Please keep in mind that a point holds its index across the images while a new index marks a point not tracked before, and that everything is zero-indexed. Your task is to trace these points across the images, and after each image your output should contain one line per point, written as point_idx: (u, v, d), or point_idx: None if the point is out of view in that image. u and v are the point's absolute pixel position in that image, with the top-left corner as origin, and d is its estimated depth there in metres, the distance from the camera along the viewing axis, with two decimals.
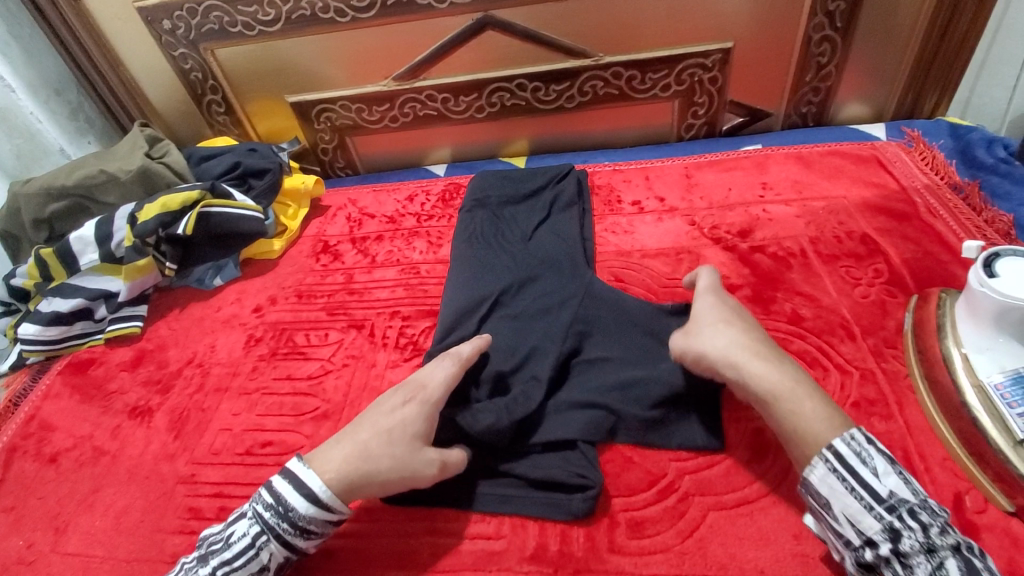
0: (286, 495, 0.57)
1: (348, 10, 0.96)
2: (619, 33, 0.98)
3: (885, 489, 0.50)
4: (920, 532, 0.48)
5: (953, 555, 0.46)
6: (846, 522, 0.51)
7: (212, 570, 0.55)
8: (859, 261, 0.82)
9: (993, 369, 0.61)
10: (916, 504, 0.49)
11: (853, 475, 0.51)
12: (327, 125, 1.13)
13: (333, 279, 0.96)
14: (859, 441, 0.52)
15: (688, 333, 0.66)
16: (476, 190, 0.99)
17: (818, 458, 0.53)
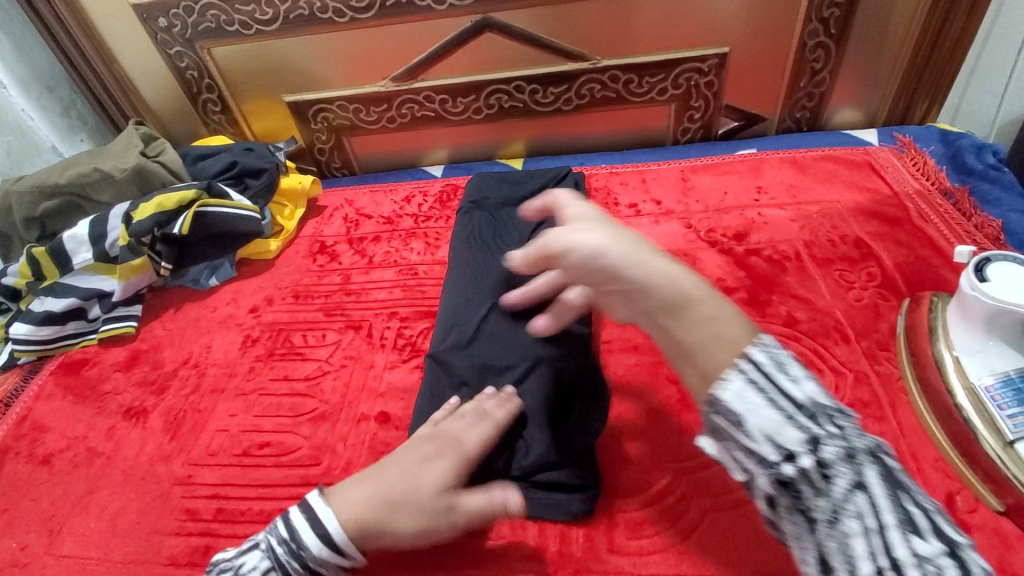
0: (302, 532, 0.55)
1: (347, 11, 0.96)
2: (616, 36, 0.98)
3: (803, 396, 0.44)
4: (840, 438, 0.43)
5: (873, 464, 0.43)
6: (764, 440, 0.44)
7: None
8: (853, 264, 0.83)
9: (984, 371, 0.63)
10: (831, 408, 0.45)
11: (771, 385, 0.45)
12: (324, 125, 1.12)
13: (330, 280, 0.96)
14: (773, 347, 0.47)
15: (572, 228, 0.56)
16: (475, 190, 0.99)
17: (737, 370, 0.46)
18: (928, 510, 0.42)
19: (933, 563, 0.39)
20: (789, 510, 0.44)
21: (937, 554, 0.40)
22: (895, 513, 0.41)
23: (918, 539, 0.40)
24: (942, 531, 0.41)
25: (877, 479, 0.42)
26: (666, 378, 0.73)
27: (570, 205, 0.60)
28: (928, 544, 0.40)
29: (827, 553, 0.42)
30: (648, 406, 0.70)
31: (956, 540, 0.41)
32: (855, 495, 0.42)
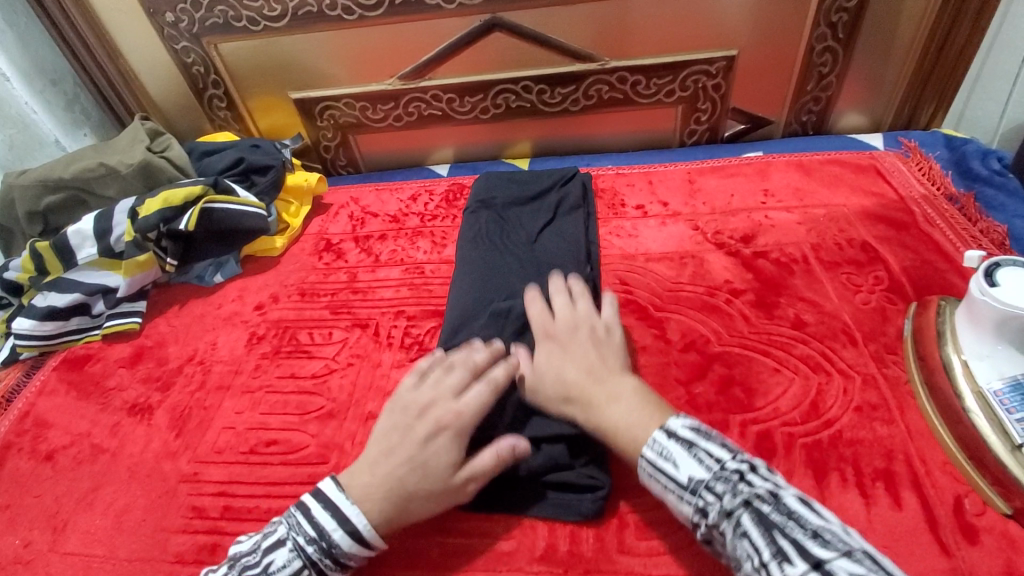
0: (331, 527, 0.56)
1: (355, 8, 0.96)
2: (625, 37, 0.98)
3: (682, 476, 0.54)
4: (717, 501, 0.52)
5: (745, 510, 0.50)
6: (678, 515, 0.55)
7: None
8: (860, 268, 0.83)
9: (993, 375, 0.63)
10: (708, 479, 0.53)
11: (659, 471, 0.56)
12: (331, 123, 1.12)
13: (336, 278, 0.95)
14: (659, 441, 0.57)
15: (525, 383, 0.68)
16: (486, 189, 0.99)
17: (638, 467, 0.58)
18: (803, 535, 0.48)
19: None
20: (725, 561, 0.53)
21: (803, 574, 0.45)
22: (765, 547, 0.48)
23: (787, 564, 0.46)
24: (810, 553, 0.46)
25: (752, 524, 0.49)
26: (675, 380, 0.74)
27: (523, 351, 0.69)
28: (797, 567, 0.46)
29: None
30: None
31: (826, 557, 0.46)
32: (741, 543, 0.50)
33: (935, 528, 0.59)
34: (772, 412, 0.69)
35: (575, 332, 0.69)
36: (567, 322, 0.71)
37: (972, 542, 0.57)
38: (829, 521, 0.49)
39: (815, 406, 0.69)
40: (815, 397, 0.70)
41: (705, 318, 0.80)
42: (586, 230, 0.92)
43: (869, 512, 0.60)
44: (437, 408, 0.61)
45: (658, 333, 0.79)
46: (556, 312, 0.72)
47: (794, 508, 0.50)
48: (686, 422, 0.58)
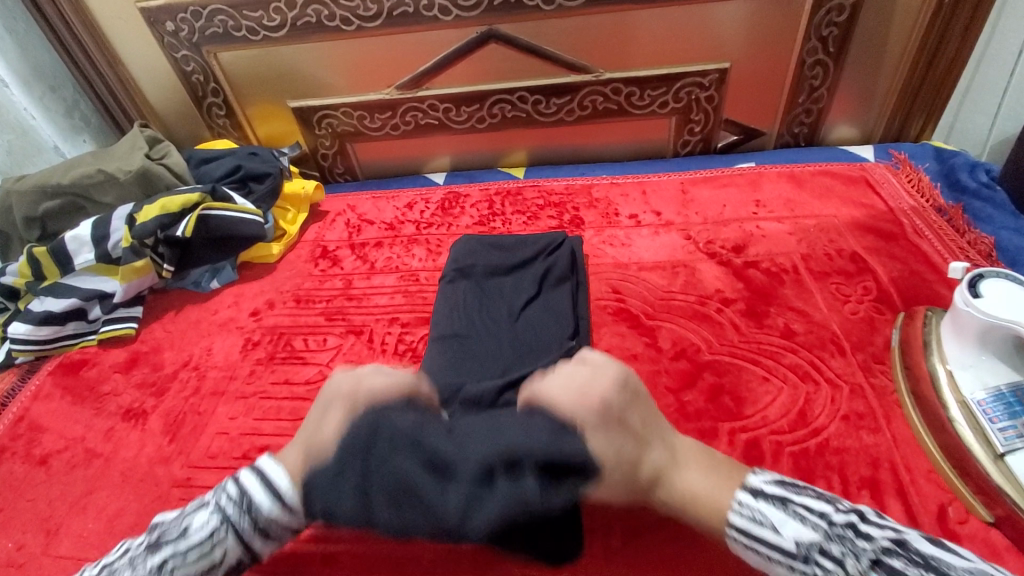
0: (254, 488, 0.55)
1: (354, 19, 0.97)
2: (618, 50, 1.00)
3: (790, 542, 0.50)
4: (837, 567, 0.48)
5: (879, 573, 0.46)
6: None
7: (160, 561, 0.53)
8: (849, 278, 0.84)
9: (976, 386, 0.64)
10: (820, 539, 0.49)
11: (757, 541, 0.51)
12: (329, 131, 1.13)
13: (332, 285, 0.96)
14: (749, 504, 0.53)
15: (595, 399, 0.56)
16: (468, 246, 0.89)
17: (732, 539, 0.53)
18: None
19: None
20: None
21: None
22: None
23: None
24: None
25: None
26: (665, 388, 0.74)
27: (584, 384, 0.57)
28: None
29: None
30: None
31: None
32: None
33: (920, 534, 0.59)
34: (761, 420, 0.70)
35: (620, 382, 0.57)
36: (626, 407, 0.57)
37: None
38: (971, 562, 0.46)
39: (803, 415, 0.70)
40: (803, 406, 0.70)
41: (696, 326, 0.81)
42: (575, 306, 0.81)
43: None
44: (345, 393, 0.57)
45: (649, 341, 0.80)
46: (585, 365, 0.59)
47: (928, 554, 0.47)
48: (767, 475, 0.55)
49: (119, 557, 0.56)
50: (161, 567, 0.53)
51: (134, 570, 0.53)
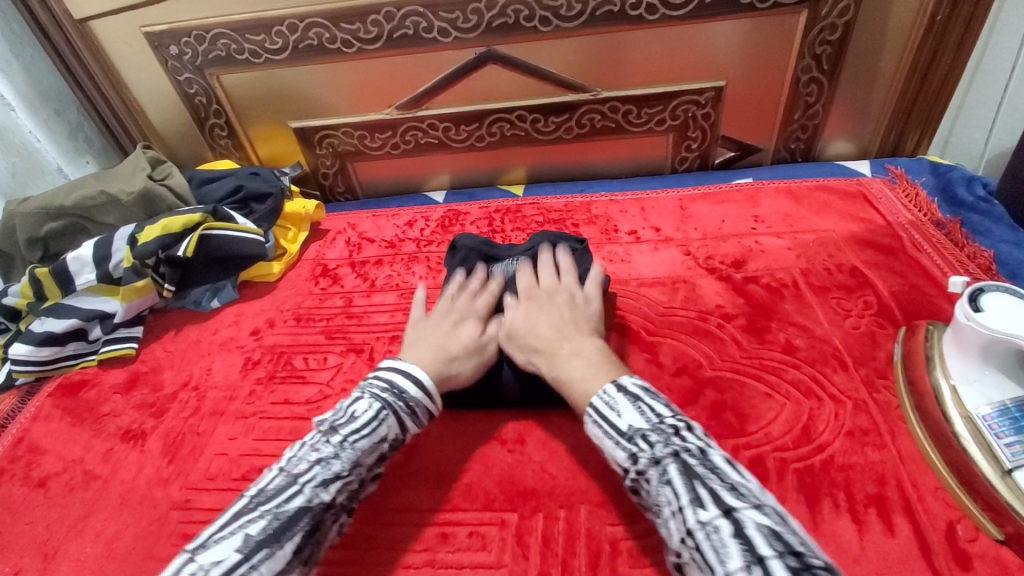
0: (399, 378, 0.65)
1: (355, 41, 0.98)
2: (616, 70, 1.00)
3: (624, 424, 0.57)
4: (649, 449, 0.54)
5: (673, 459, 0.52)
6: (611, 462, 0.57)
7: (342, 439, 0.59)
8: (849, 293, 0.84)
9: (981, 401, 0.63)
10: (648, 428, 0.56)
11: (603, 419, 0.58)
12: (329, 151, 1.14)
13: (332, 303, 0.96)
14: (609, 392, 0.60)
15: (515, 336, 0.72)
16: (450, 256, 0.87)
17: (585, 415, 0.61)
18: (722, 486, 0.49)
19: (711, 525, 0.47)
20: (648, 512, 0.55)
21: (714, 518, 0.47)
22: (685, 495, 0.50)
23: (701, 509, 0.48)
24: (722, 498, 0.48)
25: (678, 475, 0.51)
26: None
27: (510, 340, 0.72)
28: (710, 510, 0.48)
29: (665, 536, 0.52)
30: None
31: (737, 505, 0.48)
32: (663, 489, 0.51)
33: (929, 553, 0.59)
34: (764, 437, 0.69)
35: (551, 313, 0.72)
36: (549, 284, 0.77)
37: (966, 567, 0.57)
38: (748, 480, 0.51)
39: (806, 431, 0.69)
40: (806, 423, 0.70)
41: (697, 343, 0.81)
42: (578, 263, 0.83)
43: (862, 539, 0.60)
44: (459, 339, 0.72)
45: (650, 356, 0.80)
46: (518, 311, 0.74)
47: (719, 463, 0.52)
48: (635, 381, 0.61)
49: (297, 450, 0.60)
50: (344, 444, 0.59)
51: (320, 452, 0.59)
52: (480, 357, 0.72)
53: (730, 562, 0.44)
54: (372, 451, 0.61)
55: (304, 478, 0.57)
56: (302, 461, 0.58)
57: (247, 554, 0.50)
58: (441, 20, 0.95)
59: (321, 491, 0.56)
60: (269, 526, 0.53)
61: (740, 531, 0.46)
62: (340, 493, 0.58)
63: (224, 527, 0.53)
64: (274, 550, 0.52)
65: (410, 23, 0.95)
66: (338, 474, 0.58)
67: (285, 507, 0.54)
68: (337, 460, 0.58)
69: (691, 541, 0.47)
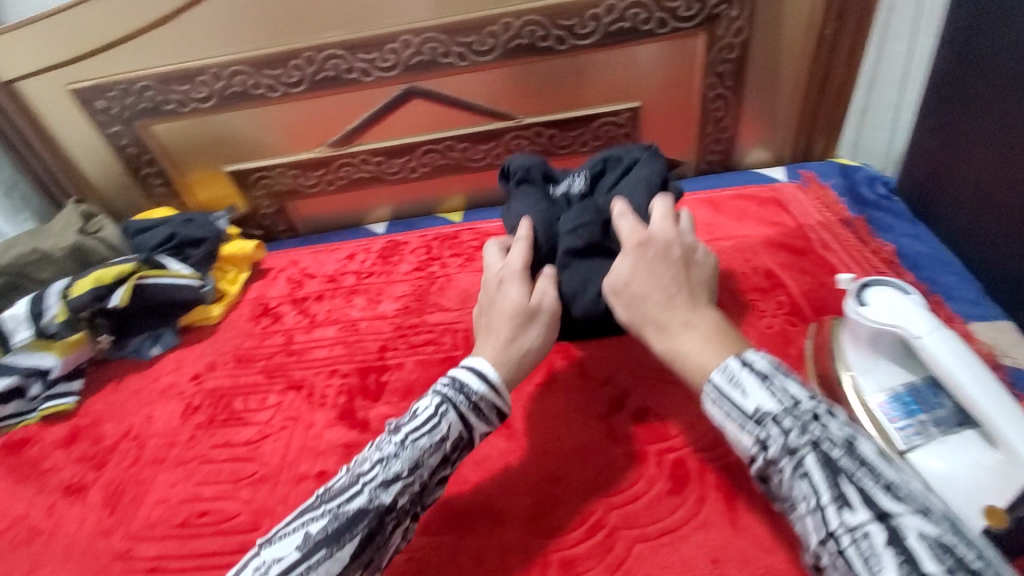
0: (463, 373, 0.63)
1: (279, 86, 1.01)
2: (534, 97, 1.05)
3: (750, 405, 0.51)
4: (781, 437, 0.48)
5: (811, 451, 0.46)
6: (736, 446, 0.52)
7: (402, 438, 0.58)
8: (763, 294, 0.89)
9: (876, 389, 0.67)
10: (779, 412, 0.49)
11: (728, 398, 0.52)
12: (265, 191, 1.16)
13: (272, 341, 0.98)
14: (732, 368, 0.54)
15: (622, 299, 0.64)
16: (512, 170, 0.86)
17: (704, 392, 0.55)
18: (876, 486, 0.44)
19: (861, 531, 0.42)
20: (777, 503, 0.50)
21: (863, 524, 0.42)
22: (826, 492, 0.45)
23: (847, 512, 0.43)
24: (876, 501, 0.43)
25: (818, 467, 0.46)
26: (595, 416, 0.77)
27: (614, 304, 0.65)
28: (858, 514, 0.43)
29: (799, 532, 0.47)
30: (576, 446, 0.75)
31: (895, 511, 0.42)
32: (799, 483, 0.46)
33: None
34: (685, 440, 0.73)
35: (659, 276, 0.63)
36: (660, 234, 0.66)
37: None
38: (906, 477, 0.44)
39: None
40: None
41: (623, 353, 0.84)
42: (648, 165, 0.81)
43: (775, 530, 0.63)
44: (506, 310, 0.68)
45: (579, 371, 0.83)
46: (621, 267, 0.64)
47: (869, 457, 0.45)
48: (763, 355, 0.54)
49: (366, 451, 0.60)
50: (404, 443, 0.58)
51: (382, 451, 0.58)
52: (536, 321, 0.68)
53: (883, 572, 0.40)
54: (433, 450, 0.59)
55: (366, 477, 0.56)
56: (364, 461, 0.58)
57: (306, 554, 0.51)
58: (360, 61, 0.98)
59: (381, 492, 0.55)
60: (329, 526, 0.53)
61: (899, 540, 0.40)
62: (402, 495, 0.56)
63: (293, 521, 0.55)
64: (333, 551, 0.51)
65: (330, 66, 0.99)
66: (397, 475, 0.56)
67: (346, 507, 0.54)
68: (397, 459, 0.57)
69: (833, 544, 0.43)
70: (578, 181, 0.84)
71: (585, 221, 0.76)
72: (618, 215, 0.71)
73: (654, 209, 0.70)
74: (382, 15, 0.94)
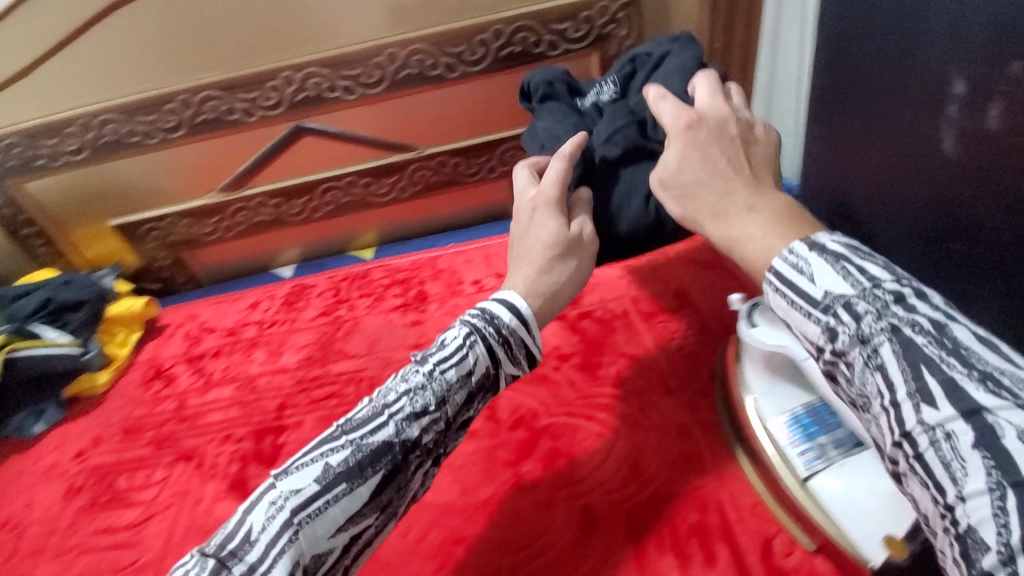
0: (496, 302, 0.55)
1: (156, 132, 0.96)
2: (432, 126, 1.02)
3: (818, 290, 0.36)
4: (852, 324, 0.34)
5: (890, 340, 0.33)
6: (798, 341, 0.38)
7: (431, 367, 0.52)
8: (674, 314, 0.86)
9: (776, 411, 0.65)
10: (855, 295, 0.34)
11: (789, 287, 0.38)
12: (159, 243, 1.09)
13: (165, 407, 0.90)
14: (799, 251, 0.38)
15: (671, 194, 0.49)
16: (530, 89, 0.74)
17: (762, 285, 0.40)
18: (966, 376, 0.31)
19: (945, 435, 0.30)
20: (852, 406, 0.38)
21: (944, 425, 0.30)
22: (905, 386, 0.32)
23: (928, 409, 0.31)
24: (965, 394, 0.30)
25: (897, 360, 0.32)
26: (503, 462, 0.73)
27: (664, 199, 0.50)
28: (942, 411, 0.30)
29: (874, 439, 0.36)
30: (481, 499, 0.70)
31: (993, 406, 0.29)
32: (872, 378, 0.33)
33: None
34: (594, 482, 0.69)
35: (718, 163, 0.48)
36: (712, 113, 0.51)
37: None
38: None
39: (633, 467, 0.69)
40: (632, 458, 0.70)
41: (533, 390, 0.81)
42: (684, 51, 0.65)
43: None
44: (537, 237, 0.58)
45: (487, 414, 0.79)
46: (671, 153, 0.49)
47: (965, 343, 0.32)
48: (838, 234, 0.38)
49: (397, 378, 0.53)
50: (433, 374, 0.51)
51: (409, 381, 0.52)
52: (575, 247, 0.58)
53: (968, 482, 0.29)
54: (462, 385, 0.52)
55: (394, 408, 0.50)
56: (392, 389, 0.52)
57: (327, 485, 0.46)
58: (241, 101, 0.94)
59: (410, 424, 0.50)
60: (353, 457, 0.48)
61: (993, 444, 0.28)
62: (428, 432, 0.51)
63: (312, 450, 0.49)
64: (354, 486, 0.47)
65: (209, 107, 0.94)
66: (425, 409, 0.50)
67: (370, 439, 0.49)
68: (427, 390, 0.51)
69: (908, 448, 0.32)
70: (607, 88, 0.72)
71: (621, 128, 0.64)
72: (653, 99, 0.53)
73: (696, 87, 0.56)
74: (315, 34, 0.90)
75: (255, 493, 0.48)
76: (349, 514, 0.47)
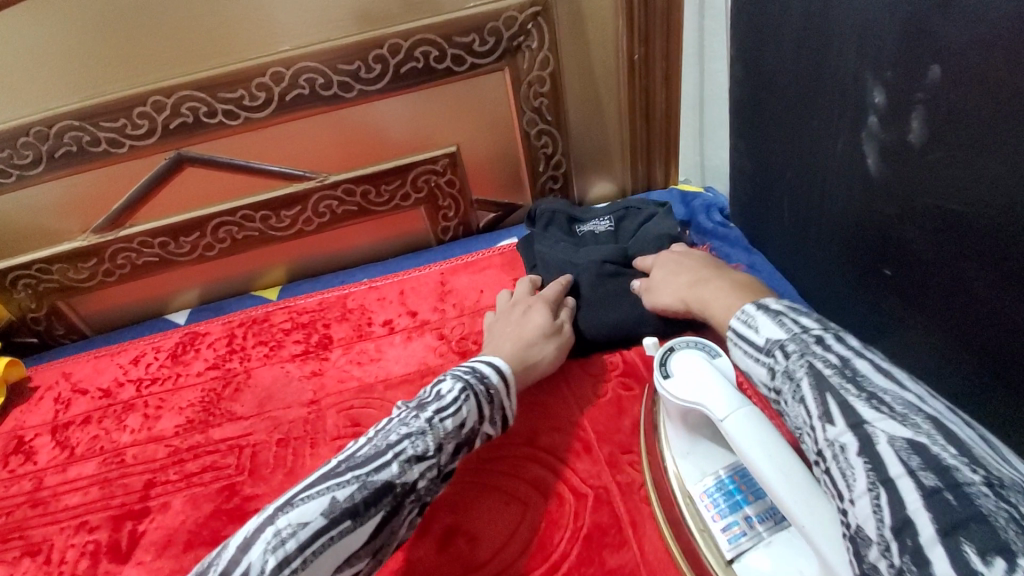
0: (482, 365, 0.63)
1: (10, 169, 0.84)
2: (334, 152, 0.92)
3: (761, 338, 0.46)
4: (782, 362, 0.44)
5: (806, 373, 0.42)
6: (752, 382, 0.48)
7: (429, 416, 0.55)
8: (597, 354, 0.77)
9: (700, 474, 0.56)
10: (788, 339, 0.45)
11: (741, 340, 0.48)
12: (30, 292, 0.96)
13: (17, 489, 0.77)
14: (748, 312, 0.49)
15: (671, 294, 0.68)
16: (536, 215, 0.91)
17: (725, 338, 0.51)
18: (859, 399, 0.39)
19: (838, 445, 0.38)
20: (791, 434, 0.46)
21: (840, 437, 0.39)
22: (813, 410, 0.41)
23: (829, 427, 0.39)
24: (855, 411, 0.38)
25: (810, 389, 0.41)
26: None
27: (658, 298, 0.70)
28: (838, 426, 0.39)
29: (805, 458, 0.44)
30: None
31: (871, 420, 0.38)
32: (796, 407, 0.42)
33: None
34: (498, 566, 0.58)
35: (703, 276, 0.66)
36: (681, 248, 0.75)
37: None
38: (905, 390, 0.39)
39: (543, 545, 0.59)
40: (543, 533, 0.60)
41: None
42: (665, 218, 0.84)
43: None
44: (527, 324, 0.71)
45: None
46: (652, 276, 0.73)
47: (863, 372, 0.40)
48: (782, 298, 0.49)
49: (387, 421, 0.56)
50: (431, 421, 0.55)
51: (409, 426, 0.54)
52: (552, 338, 0.71)
53: (856, 485, 0.37)
54: (456, 433, 0.56)
55: (395, 448, 0.52)
56: (389, 430, 0.55)
57: (332, 520, 0.47)
58: (104, 130, 0.82)
59: (410, 466, 0.52)
60: (356, 495, 0.49)
61: (870, 449, 0.37)
62: (426, 475, 0.53)
63: (309, 485, 0.50)
64: (354, 524, 0.48)
65: (69, 139, 0.82)
66: (425, 452, 0.53)
67: (374, 476, 0.50)
68: (425, 436, 0.54)
69: (819, 462, 0.40)
70: (602, 222, 0.89)
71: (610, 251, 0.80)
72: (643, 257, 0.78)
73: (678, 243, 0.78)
74: (239, 45, 0.80)
75: (244, 528, 0.48)
76: (342, 558, 0.47)
